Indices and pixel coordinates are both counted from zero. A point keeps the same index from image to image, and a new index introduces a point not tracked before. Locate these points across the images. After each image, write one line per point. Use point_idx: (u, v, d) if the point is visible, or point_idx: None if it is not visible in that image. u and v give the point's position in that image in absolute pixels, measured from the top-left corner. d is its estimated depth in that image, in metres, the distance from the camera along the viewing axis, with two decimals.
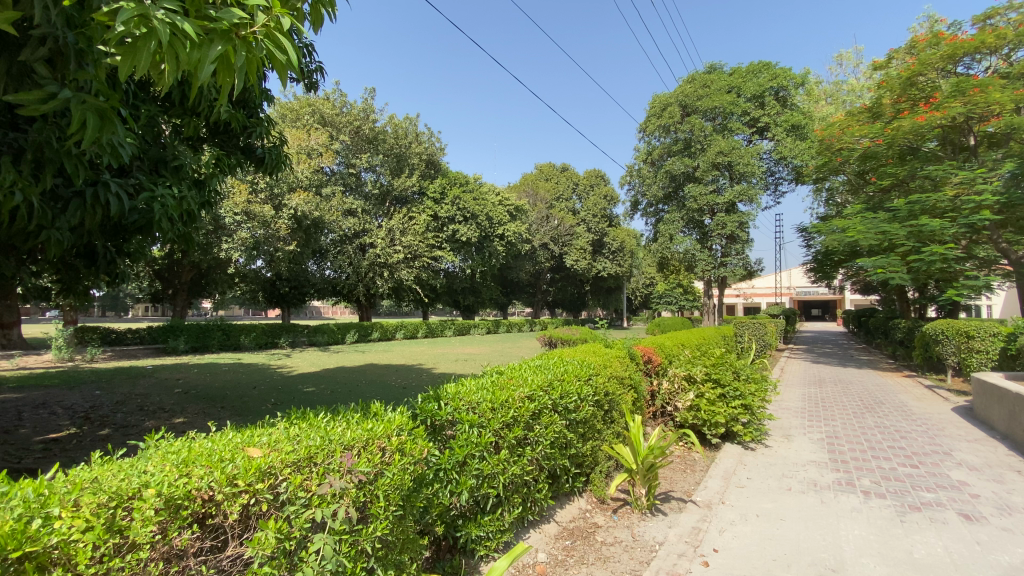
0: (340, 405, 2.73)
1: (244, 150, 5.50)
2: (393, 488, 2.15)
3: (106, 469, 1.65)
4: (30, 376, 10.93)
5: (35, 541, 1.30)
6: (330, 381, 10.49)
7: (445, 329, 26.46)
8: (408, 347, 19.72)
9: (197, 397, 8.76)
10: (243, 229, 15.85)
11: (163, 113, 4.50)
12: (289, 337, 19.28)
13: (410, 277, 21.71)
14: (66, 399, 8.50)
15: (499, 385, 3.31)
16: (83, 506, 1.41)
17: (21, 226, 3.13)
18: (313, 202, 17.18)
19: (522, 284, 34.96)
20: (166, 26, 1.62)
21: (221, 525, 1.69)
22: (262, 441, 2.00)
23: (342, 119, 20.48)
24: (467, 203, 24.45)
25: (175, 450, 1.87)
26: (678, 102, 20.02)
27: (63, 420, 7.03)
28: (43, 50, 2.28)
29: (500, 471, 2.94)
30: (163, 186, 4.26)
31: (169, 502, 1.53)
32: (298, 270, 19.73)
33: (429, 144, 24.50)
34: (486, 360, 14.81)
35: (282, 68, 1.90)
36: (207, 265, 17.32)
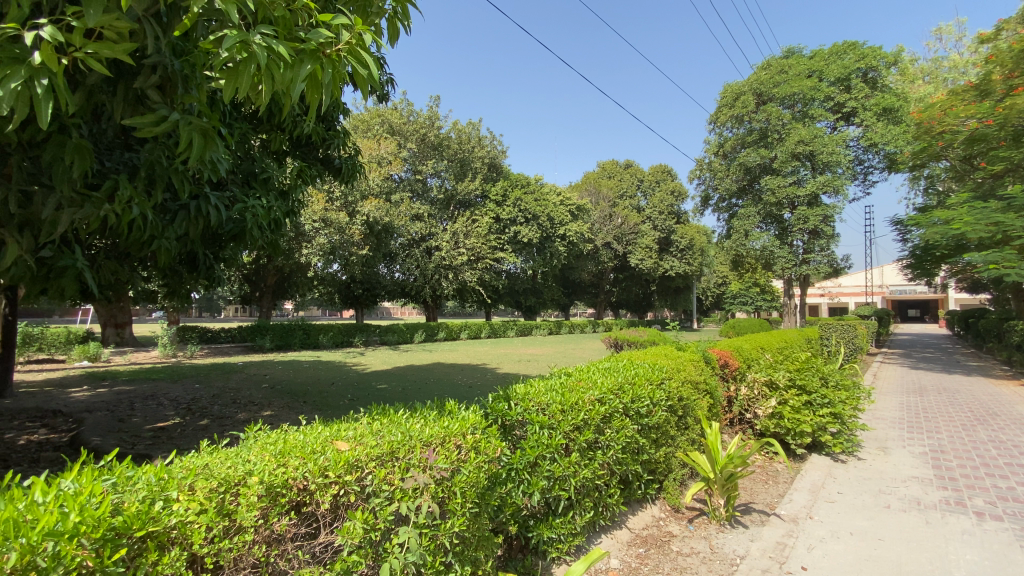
0: (417, 403, 2.83)
1: (323, 161, 5.85)
2: (469, 485, 2.20)
3: (215, 457, 1.81)
4: (142, 370, 12.28)
5: (157, 521, 1.43)
6: (401, 379, 10.89)
7: (508, 329, 26.71)
8: (473, 347, 20.13)
9: (282, 392, 9.42)
10: (320, 235, 16.67)
11: (254, 130, 4.90)
12: (362, 336, 20.29)
13: (475, 279, 22.13)
14: (171, 392, 9.44)
15: (569, 387, 3.28)
16: (197, 491, 1.55)
17: (139, 238, 3.50)
18: (383, 208, 18.07)
19: (585, 284, 34.57)
20: (264, 50, 1.76)
21: (314, 514, 1.80)
22: (349, 435, 2.11)
23: (409, 127, 21.29)
24: (529, 204, 24.58)
25: (272, 441, 2.02)
26: (752, 90, 18.94)
27: (171, 411, 7.83)
28: (155, 77, 2.52)
29: (571, 473, 2.92)
30: (253, 198, 4.62)
31: (270, 490, 1.67)
32: (370, 273, 20.66)
33: (492, 147, 24.84)
34: (550, 360, 14.79)
35: (363, 82, 2.01)
36: (290, 269, 18.58)
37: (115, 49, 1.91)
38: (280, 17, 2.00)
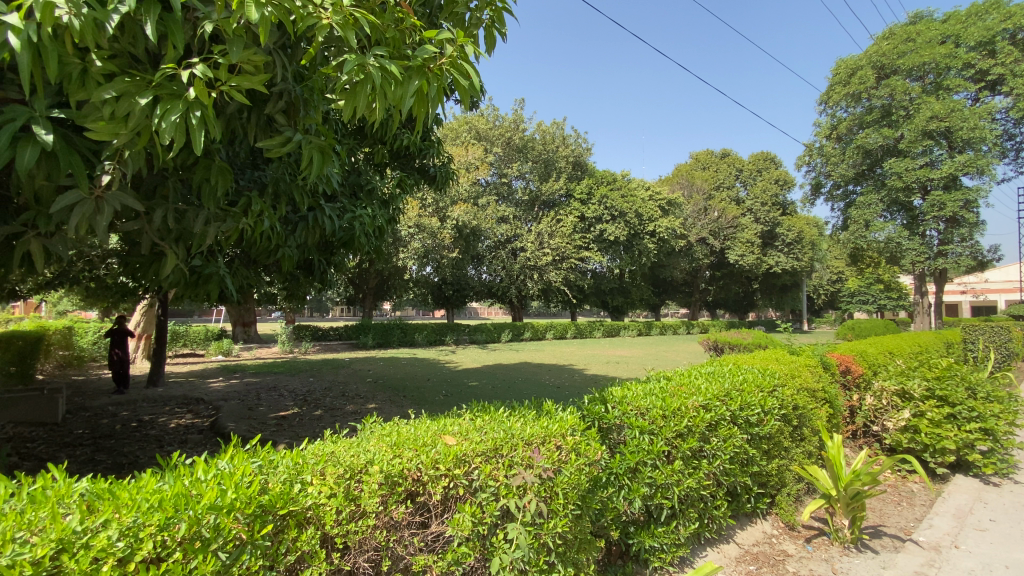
0: (516, 402, 2.88)
1: (419, 170, 6.18)
2: (571, 487, 2.19)
3: (340, 445, 1.98)
4: (266, 365, 13.78)
5: (295, 502, 1.60)
6: (491, 378, 11.17)
7: (595, 329, 26.32)
8: (561, 347, 20.09)
9: (384, 387, 10.10)
10: (415, 240, 17.60)
11: (359, 145, 5.30)
12: (453, 335, 21.11)
13: (560, 279, 22.04)
14: (290, 385, 10.50)
15: (670, 391, 3.15)
16: (327, 476, 1.71)
17: (267, 246, 3.92)
18: (471, 212, 18.71)
19: (677, 282, 33.06)
20: (379, 70, 1.92)
21: (426, 504, 1.91)
22: (455, 429, 2.21)
23: (495, 132, 21.79)
24: (616, 201, 24.04)
25: (388, 434, 2.17)
26: (871, 64, 16.91)
27: (290, 401, 8.72)
28: (281, 103, 2.81)
29: (674, 482, 2.81)
30: (360, 208, 5.00)
31: (388, 478, 1.80)
32: (460, 275, 21.40)
33: (576, 145, 24.66)
34: (641, 362, 14.35)
35: (465, 92, 2.10)
36: (389, 272, 19.79)
37: (251, 79, 2.15)
38: (390, 37, 2.16)
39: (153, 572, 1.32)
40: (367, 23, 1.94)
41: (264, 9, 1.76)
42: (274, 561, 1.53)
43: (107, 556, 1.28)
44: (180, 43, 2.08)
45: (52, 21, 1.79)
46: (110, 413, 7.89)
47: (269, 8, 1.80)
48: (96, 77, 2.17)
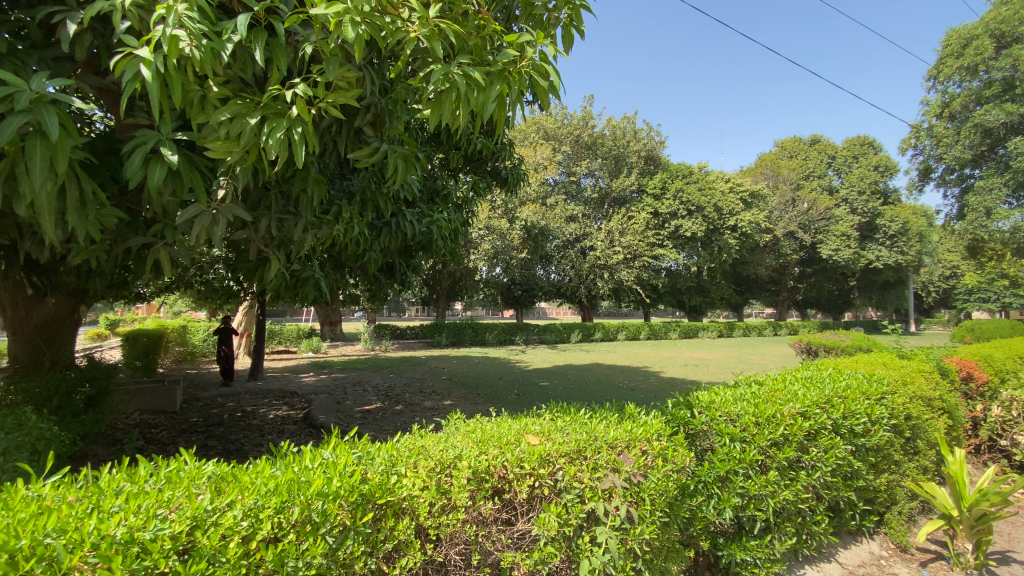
0: (597, 404, 2.85)
1: (492, 173, 6.30)
2: (658, 494, 2.13)
3: (429, 442, 2.07)
4: (350, 361, 14.67)
5: (392, 493, 1.70)
6: (563, 378, 11.11)
7: (670, 330, 25.36)
8: (633, 348, 19.61)
9: (459, 384, 10.40)
10: (485, 241, 17.94)
11: (436, 151, 5.50)
12: (523, 335, 21.27)
13: (632, 278, 21.43)
14: (371, 380, 11.11)
15: (763, 397, 2.97)
16: (419, 470, 1.80)
17: (355, 251, 4.17)
18: (539, 212, 18.89)
19: (761, 280, 31.06)
20: (463, 78, 1.99)
21: (513, 501, 1.96)
22: (537, 430, 2.23)
23: (563, 131, 21.68)
24: (691, 195, 23.12)
25: (474, 432, 2.24)
26: (988, 32, 14.93)
27: (372, 396, 9.23)
28: (369, 115, 2.97)
29: (769, 493, 2.68)
30: (438, 212, 5.18)
31: (476, 474, 1.87)
32: (529, 275, 21.51)
33: (648, 140, 23.94)
34: (721, 365, 13.62)
35: (545, 92, 2.11)
36: (461, 274, 20.28)
37: (345, 95, 2.30)
38: (472, 45, 2.22)
39: (271, 549, 1.46)
40: (451, 33, 2.02)
41: (358, 28, 1.89)
42: (374, 547, 1.63)
43: (232, 533, 1.42)
44: (283, 64, 2.27)
45: (179, 53, 2.01)
46: (218, 404, 8.78)
47: (363, 26, 1.93)
48: (212, 101, 2.41)
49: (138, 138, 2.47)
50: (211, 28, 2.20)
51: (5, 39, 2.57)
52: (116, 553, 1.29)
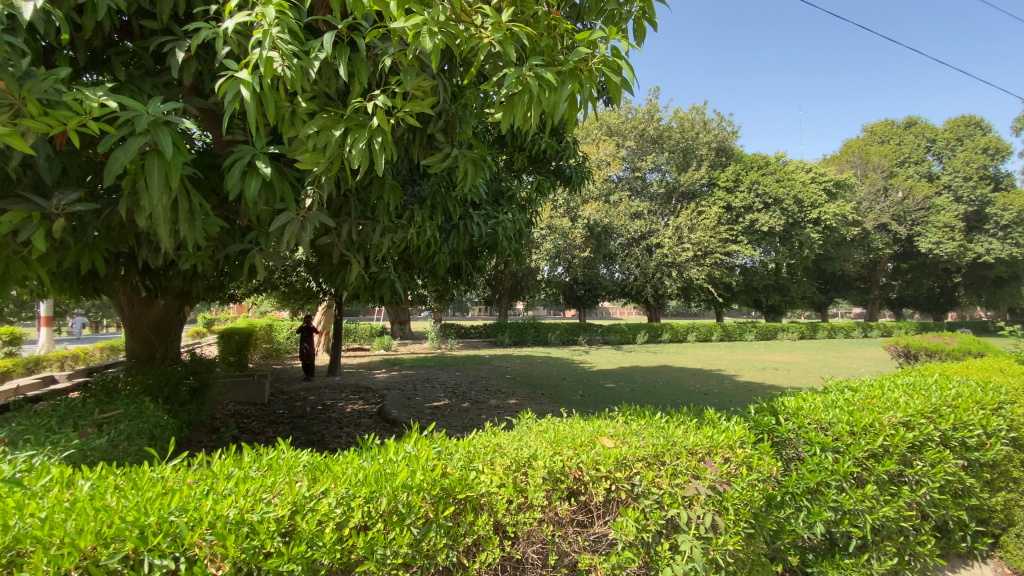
0: (673, 408, 2.77)
1: (556, 172, 6.29)
2: (743, 504, 2.04)
3: (504, 440, 2.12)
4: (419, 359, 15.19)
5: (471, 488, 1.75)
6: (631, 380, 10.79)
7: (745, 331, 24.02)
8: (704, 350, 18.77)
9: (523, 383, 10.46)
10: (547, 241, 17.98)
11: (502, 153, 5.58)
12: (586, 335, 21.03)
13: (703, 276, 20.49)
14: (439, 378, 11.45)
15: (857, 404, 2.76)
16: (496, 468, 1.85)
17: (426, 253, 4.32)
18: (603, 209, 18.57)
19: (847, 277, 28.71)
20: (535, 80, 2.01)
21: (588, 503, 1.95)
22: (611, 432, 2.22)
23: (627, 125, 21.16)
24: (768, 186, 21.91)
25: (547, 431, 2.26)
26: None
27: (440, 393, 9.51)
28: (441, 122, 3.06)
29: (866, 509, 2.47)
30: (503, 213, 5.25)
31: (551, 475, 1.89)
32: (593, 274, 21.21)
33: (719, 130, 22.91)
34: (803, 369, 12.73)
35: (617, 88, 2.08)
36: (523, 274, 20.36)
37: (421, 103, 2.39)
38: (543, 46, 2.24)
39: (362, 536, 1.55)
40: (523, 35, 2.04)
41: (435, 37, 1.95)
42: (455, 541, 1.69)
43: (328, 519, 1.53)
44: (364, 77, 2.39)
45: (273, 74, 2.17)
46: (301, 397, 9.43)
47: (440, 36, 1.99)
48: (300, 115, 2.58)
49: (236, 154, 2.69)
50: (301, 47, 2.36)
51: (127, 70, 2.88)
52: (230, 531, 1.42)
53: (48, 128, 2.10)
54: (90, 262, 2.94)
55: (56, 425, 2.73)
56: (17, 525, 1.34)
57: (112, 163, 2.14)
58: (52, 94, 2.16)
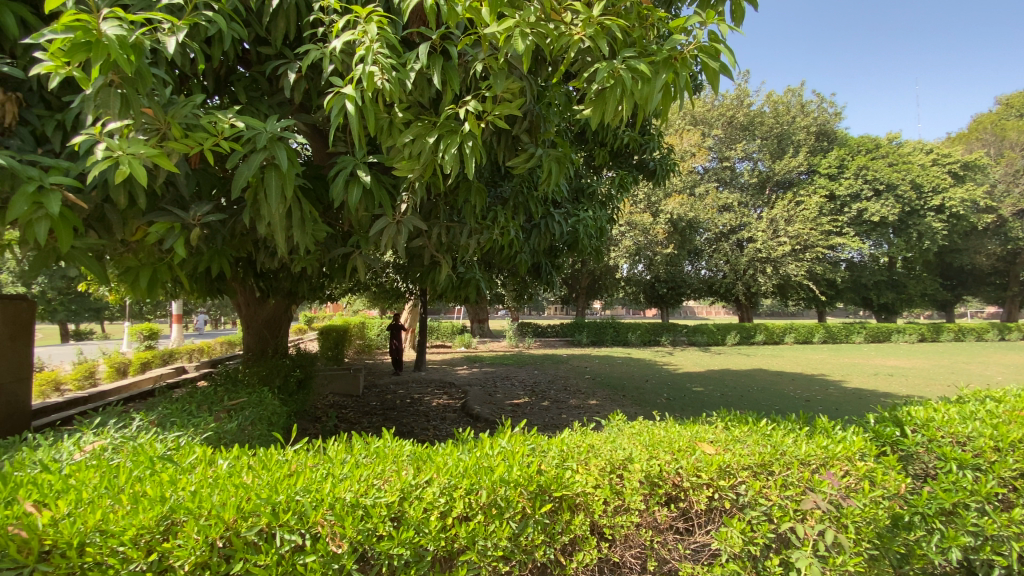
0: (777, 415, 2.61)
1: (639, 166, 6.11)
2: (865, 522, 1.89)
3: (599, 440, 2.12)
4: (499, 357, 15.46)
5: (567, 487, 1.76)
6: (720, 384, 10.18)
7: (852, 333, 21.80)
8: (804, 353, 17.28)
9: (604, 384, 10.27)
10: (627, 237, 17.59)
11: (582, 149, 5.50)
12: (670, 336, 20.21)
13: (802, 272, 18.89)
14: (519, 375, 11.57)
15: (1003, 419, 2.42)
16: (592, 468, 1.85)
17: (509, 253, 4.38)
18: (687, 203, 17.72)
19: (979, 271, 25.12)
20: (628, 73, 1.97)
21: (689, 511, 1.92)
22: (711, 438, 2.16)
23: (713, 113, 19.84)
24: (879, 170, 19.83)
25: (641, 432, 2.24)
26: None
27: (520, 391, 9.63)
28: (526, 121, 3.09)
29: (1015, 537, 2.15)
30: (584, 211, 5.20)
31: (649, 479, 1.87)
32: (677, 271, 20.34)
33: (818, 113, 21.07)
34: (925, 376, 11.31)
35: (716, 73, 1.99)
36: (601, 272, 19.99)
37: (511, 105, 2.44)
38: (635, 37, 2.20)
39: (464, 526, 1.62)
40: (615, 28, 2.01)
41: (527, 38, 1.98)
42: (552, 538, 1.71)
43: (432, 507, 1.61)
44: (456, 83, 2.47)
45: (374, 87, 2.30)
46: (392, 390, 9.98)
47: (532, 36, 2.01)
48: (396, 125, 2.72)
49: (340, 164, 2.90)
50: (399, 59, 2.49)
51: (247, 93, 3.20)
52: (347, 513, 1.54)
53: (188, 148, 2.38)
54: (218, 266, 3.30)
55: (196, 410, 3.11)
56: (173, 497, 1.53)
57: (238, 177, 2.39)
58: (189, 118, 2.43)
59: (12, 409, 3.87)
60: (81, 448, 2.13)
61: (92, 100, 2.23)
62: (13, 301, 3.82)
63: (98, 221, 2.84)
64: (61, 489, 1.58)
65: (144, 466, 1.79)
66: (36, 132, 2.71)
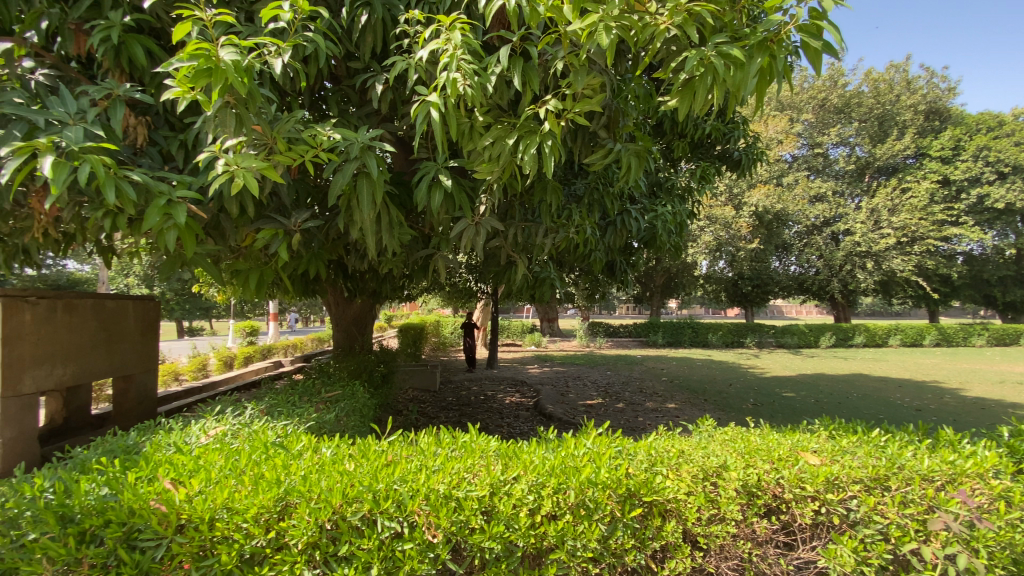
0: (889, 426, 2.38)
1: (721, 157, 5.79)
2: (1001, 548, 1.70)
3: (692, 445, 2.05)
4: (571, 356, 15.34)
5: (658, 493, 1.72)
6: (814, 390, 9.41)
7: (972, 336, 19.32)
8: (912, 357, 15.57)
9: (683, 387, 9.88)
10: (706, 232, 16.79)
11: (659, 141, 5.31)
12: (755, 337, 19.01)
13: (909, 267, 17.03)
14: (592, 376, 11.43)
15: None
16: (684, 474, 1.79)
17: (584, 251, 4.33)
18: (774, 194, 16.58)
19: None
20: (719, 60, 1.89)
21: (791, 524, 1.83)
22: (814, 448, 2.04)
23: (803, 97, 18.38)
24: (1005, 150, 17.43)
25: (735, 439, 2.15)
26: None
27: (594, 391, 9.50)
28: (604, 118, 3.04)
29: None
30: (662, 206, 5.03)
31: (747, 488, 1.80)
32: (762, 268, 19.09)
33: (928, 89, 18.87)
34: None
35: (818, 54, 1.86)
36: (678, 270, 19.20)
37: (591, 102, 2.42)
38: (726, 22, 2.10)
39: (552, 525, 1.63)
40: (705, 14, 1.93)
41: (611, 32, 1.95)
42: (642, 543, 1.68)
43: (522, 504, 1.63)
44: (536, 84, 2.49)
45: (458, 93, 2.37)
46: (466, 387, 10.24)
47: (616, 30, 1.98)
48: (477, 129, 2.78)
49: (423, 170, 3.02)
50: (480, 63, 2.54)
51: (338, 105, 3.41)
52: (440, 505, 1.60)
53: (292, 160, 2.58)
54: (314, 269, 3.56)
55: (298, 401, 3.38)
56: (287, 480, 1.67)
57: (334, 186, 2.56)
58: (292, 132, 2.64)
59: (142, 396, 4.42)
60: (206, 432, 2.37)
61: (211, 120, 2.49)
62: (143, 302, 4.35)
63: (214, 229, 3.16)
64: (192, 469, 1.77)
65: (260, 451, 1.97)
66: (163, 152, 3.07)
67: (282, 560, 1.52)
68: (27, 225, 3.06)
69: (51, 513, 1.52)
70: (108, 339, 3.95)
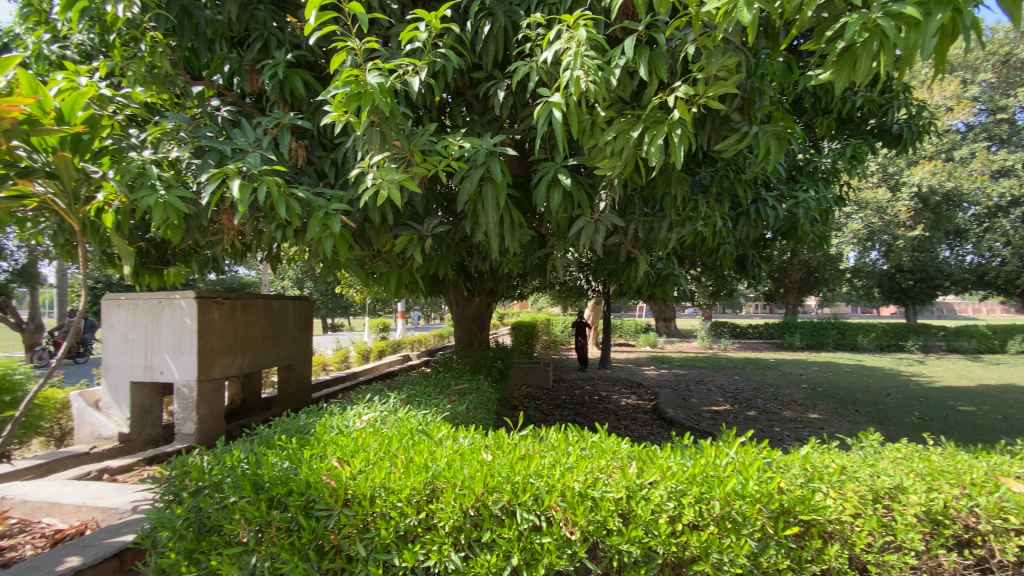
0: None
1: (876, 132, 5.06)
2: None
3: (856, 460, 1.84)
4: (691, 358, 14.50)
5: (818, 511, 1.57)
6: (1002, 404, 7.83)
7: None
8: None
9: (826, 395, 8.82)
10: (854, 220, 14.89)
11: (798, 120, 4.80)
12: (918, 340, 16.31)
13: None
14: (716, 380, 10.71)
15: None
16: (848, 493, 1.61)
17: (712, 245, 4.08)
18: (943, 170, 14.05)
19: None
20: (887, 23, 1.66)
21: (988, 560, 1.58)
22: (1019, 473, 1.73)
23: (979, 53, 15.34)
24: None
25: (909, 456, 1.89)
26: None
27: (720, 396, 8.88)
28: (737, 101, 2.82)
29: None
30: (803, 191, 4.54)
31: (930, 515, 1.58)
32: (927, 259, 16.35)
33: None
34: None
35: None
36: (817, 263, 17.22)
37: (726, 84, 2.26)
38: None
39: (695, 534, 1.55)
40: None
41: (753, 7, 1.80)
42: (800, 565, 1.55)
43: (661, 510, 1.58)
44: (664, 70, 2.38)
45: (581, 89, 2.35)
46: (581, 386, 10.20)
47: (758, 4, 1.82)
48: (599, 125, 2.73)
49: (543, 170, 3.05)
50: (603, 57, 2.50)
51: (462, 115, 3.60)
52: (577, 502, 1.61)
53: (427, 169, 2.78)
54: (443, 270, 3.78)
55: (433, 392, 3.64)
56: (434, 465, 1.80)
57: (464, 191, 2.70)
58: (426, 144, 2.83)
59: (299, 383, 5.08)
60: (360, 417, 2.64)
61: (359, 138, 2.76)
62: (299, 301, 4.99)
63: (360, 236, 3.50)
64: (353, 450, 1.99)
65: (406, 437, 2.15)
66: (317, 169, 3.47)
67: (431, 539, 1.64)
68: (217, 238, 3.67)
69: (247, 480, 1.81)
70: (275, 334, 4.59)
